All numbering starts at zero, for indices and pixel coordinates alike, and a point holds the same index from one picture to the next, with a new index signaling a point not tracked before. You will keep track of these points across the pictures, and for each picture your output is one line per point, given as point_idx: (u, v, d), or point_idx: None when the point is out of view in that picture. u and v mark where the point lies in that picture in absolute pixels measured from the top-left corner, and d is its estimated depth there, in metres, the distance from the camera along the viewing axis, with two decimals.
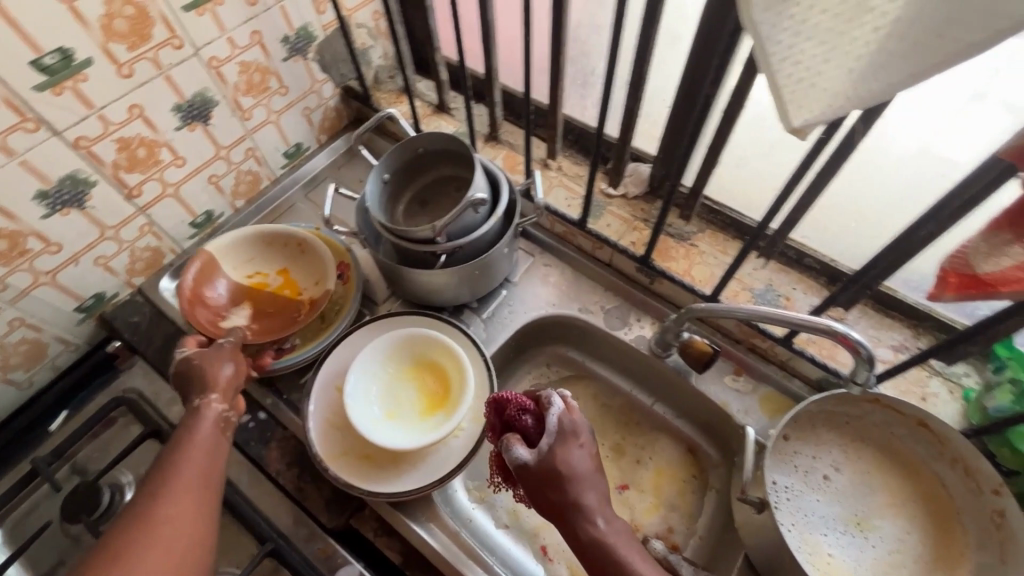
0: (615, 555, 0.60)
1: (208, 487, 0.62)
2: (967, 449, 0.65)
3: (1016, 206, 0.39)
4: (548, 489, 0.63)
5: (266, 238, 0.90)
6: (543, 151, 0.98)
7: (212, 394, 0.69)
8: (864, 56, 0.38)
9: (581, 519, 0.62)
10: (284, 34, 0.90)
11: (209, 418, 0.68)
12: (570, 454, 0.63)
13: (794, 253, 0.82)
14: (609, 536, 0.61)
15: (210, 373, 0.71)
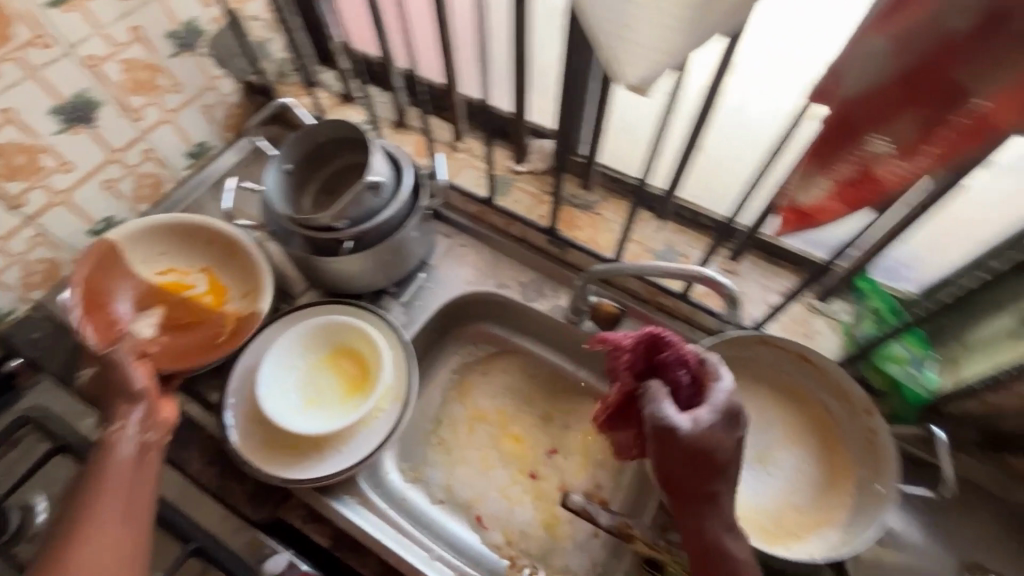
0: (721, 546, 0.55)
1: (133, 506, 0.60)
2: (841, 377, 0.71)
3: (820, 139, 0.43)
4: (688, 473, 0.53)
5: (185, 233, 0.87)
6: (449, 134, 0.99)
7: (122, 423, 0.64)
8: (671, 17, 0.42)
9: (709, 503, 0.55)
10: (169, 29, 0.87)
11: (124, 450, 0.62)
12: (727, 434, 0.53)
13: (688, 214, 0.84)
14: (724, 526, 0.56)
15: (121, 387, 0.66)
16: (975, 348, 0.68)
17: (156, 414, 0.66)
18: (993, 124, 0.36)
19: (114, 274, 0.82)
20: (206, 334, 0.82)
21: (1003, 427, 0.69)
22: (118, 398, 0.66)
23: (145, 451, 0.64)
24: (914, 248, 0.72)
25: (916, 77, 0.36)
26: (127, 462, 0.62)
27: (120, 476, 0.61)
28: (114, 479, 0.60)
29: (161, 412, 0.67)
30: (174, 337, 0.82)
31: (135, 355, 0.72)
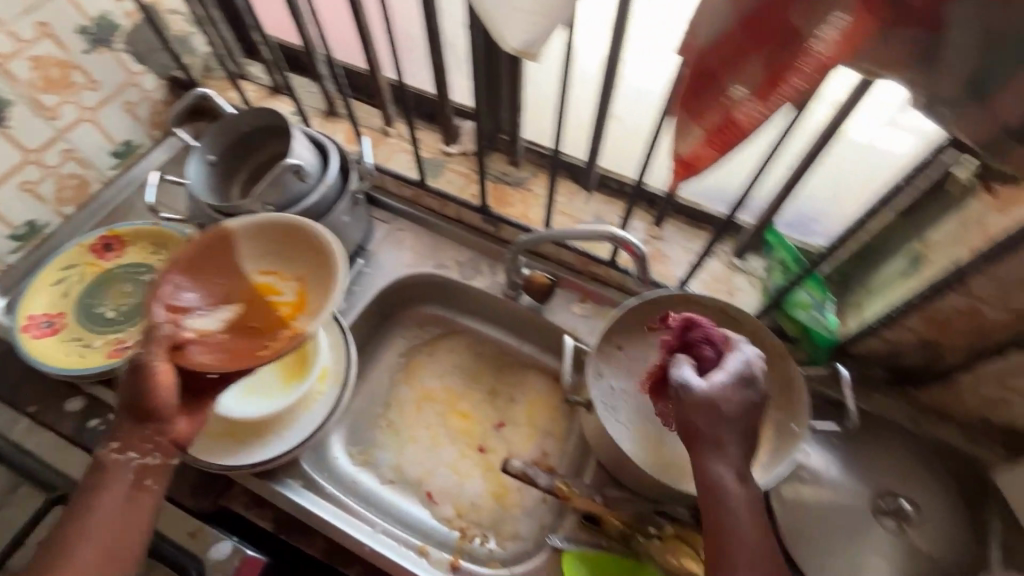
0: (722, 502, 0.53)
1: (130, 525, 0.59)
2: (756, 327, 0.75)
3: (688, 86, 0.45)
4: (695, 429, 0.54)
5: (289, 234, 0.75)
6: (379, 120, 1.00)
7: (115, 441, 0.60)
8: None
9: (713, 456, 0.54)
10: (80, 24, 0.86)
11: (118, 476, 0.60)
12: (733, 392, 0.55)
13: (615, 184, 0.87)
14: (732, 487, 0.53)
15: (134, 391, 0.59)
16: (874, 291, 0.74)
17: (165, 434, 0.61)
18: (827, 63, 0.40)
19: (212, 263, 0.70)
20: (254, 345, 0.67)
21: (904, 360, 0.75)
22: (126, 408, 0.60)
23: (138, 479, 0.60)
24: (821, 203, 0.76)
25: (758, 21, 0.40)
26: (121, 489, 0.60)
27: (110, 500, 0.59)
28: (107, 503, 0.59)
29: (175, 428, 0.62)
30: (233, 340, 0.67)
31: (259, 350, 0.66)
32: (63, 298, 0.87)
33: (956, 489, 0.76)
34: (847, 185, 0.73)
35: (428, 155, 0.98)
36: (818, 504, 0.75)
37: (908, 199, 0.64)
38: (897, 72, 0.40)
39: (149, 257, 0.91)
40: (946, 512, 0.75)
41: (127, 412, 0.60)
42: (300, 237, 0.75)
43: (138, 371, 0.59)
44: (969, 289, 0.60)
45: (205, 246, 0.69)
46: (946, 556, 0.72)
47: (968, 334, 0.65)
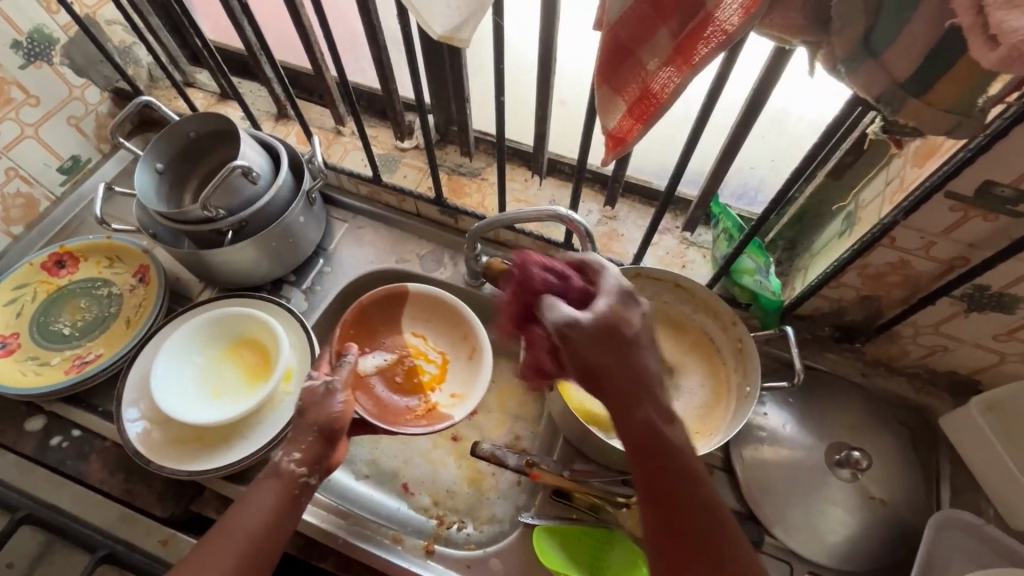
0: (670, 443, 0.48)
1: (271, 535, 0.60)
2: (707, 295, 0.77)
3: (604, 61, 0.47)
4: (600, 369, 0.48)
5: (450, 315, 0.86)
6: (331, 120, 1.01)
7: (298, 452, 0.64)
8: None
9: (639, 392, 0.48)
10: (13, 39, 0.84)
11: (283, 481, 0.63)
12: (629, 317, 0.50)
13: (567, 168, 0.90)
14: (665, 426, 0.48)
15: (323, 412, 0.66)
16: (816, 253, 0.77)
17: (327, 459, 0.65)
18: (727, 30, 0.41)
19: (383, 319, 0.86)
20: (399, 406, 0.81)
21: (849, 317, 0.78)
22: (316, 426, 0.66)
23: (299, 492, 0.63)
24: (761, 172, 0.81)
25: None
26: (281, 497, 0.62)
27: (270, 502, 0.61)
28: (266, 507, 0.61)
29: (332, 458, 0.66)
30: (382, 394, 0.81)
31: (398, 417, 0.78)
32: (17, 318, 0.86)
33: (904, 436, 0.80)
34: (783, 152, 0.77)
35: (382, 152, 0.98)
36: (778, 461, 0.78)
37: (836, 160, 0.67)
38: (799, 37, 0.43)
39: (104, 271, 0.90)
40: (897, 459, 0.79)
41: (306, 428, 0.65)
42: (454, 317, 0.86)
43: (335, 394, 0.68)
44: (895, 242, 0.63)
45: (386, 301, 0.86)
46: (899, 500, 0.76)
47: (903, 286, 0.69)
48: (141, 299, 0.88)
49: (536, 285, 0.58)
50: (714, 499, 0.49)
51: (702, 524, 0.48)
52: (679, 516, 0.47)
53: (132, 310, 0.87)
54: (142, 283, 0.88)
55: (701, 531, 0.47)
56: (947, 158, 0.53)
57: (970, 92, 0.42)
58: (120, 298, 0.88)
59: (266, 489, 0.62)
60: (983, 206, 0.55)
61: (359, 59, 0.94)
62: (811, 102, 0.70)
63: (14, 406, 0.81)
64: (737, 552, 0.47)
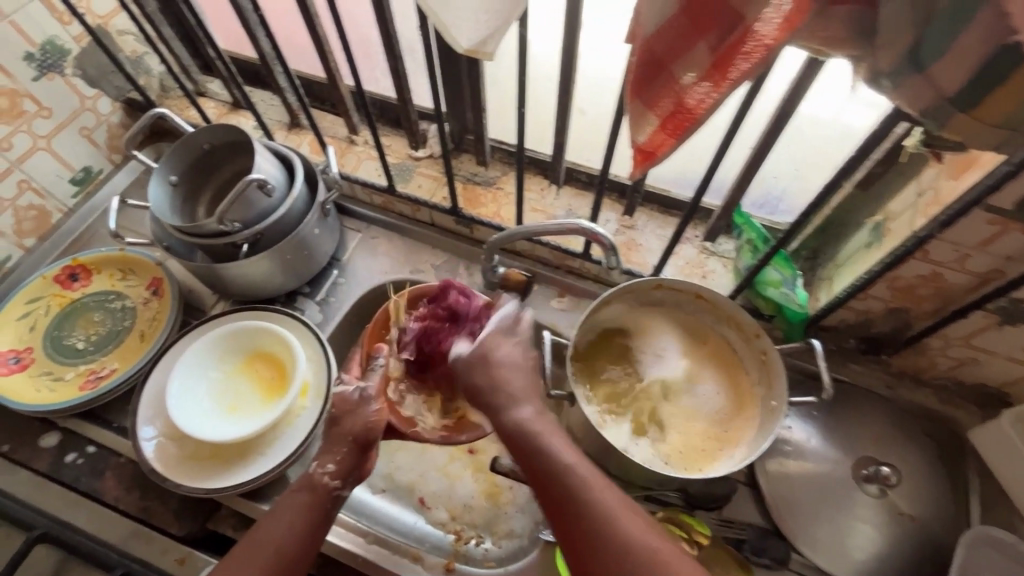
0: (537, 440, 0.58)
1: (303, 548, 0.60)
2: (730, 307, 0.75)
3: (637, 74, 0.45)
4: (475, 381, 0.63)
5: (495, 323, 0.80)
6: (344, 129, 1.00)
7: (331, 464, 0.64)
8: None
9: (504, 402, 0.61)
10: (25, 50, 0.84)
11: (315, 491, 0.63)
12: (504, 341, 0.66)
13: (584, 177, 0.89)
14: (532, 425, 0.59)
15: (357, 421, 0.67)
16: (841, 264, 0.75)
17: (359, 469, 0.66)
18: (768, 44, 0.40)
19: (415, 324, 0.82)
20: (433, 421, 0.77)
21: (874, 329, 0.77)
22: (350, 437, 0.67)
23: (329, 503, 0.63)
24: (784, 181, 0.79)
25: (698, 7, 0.40)
26: (314, 509, 0.62)
27: (299, 512, 0.61)
28: (298, 519, 0.61)
29: (363, 468, 0.67)
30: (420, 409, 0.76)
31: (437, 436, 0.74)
32: (31, 332, 0.85)
33: (931, 449, 0.79)
34: (810, 160, 0.76)
35: (396, 161, 0.97)
36: (803, 474, 0.77)
37: (866, 170, 0.66)
38: (840, 49, 0.41)
39: (117, 284, 0.89)
40: (925, 474, 0.77)
41: (340, 438, 0.66)
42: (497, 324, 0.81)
43: (368, 400, 0.69)
44: (928, 254, 0.62)
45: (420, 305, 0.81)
46: (928, 516, 0.74)
47: (935, 299, 0.67)
48: (155, 313, 0.87)
49: (451, 305, 0.77)
50: (589, 484, 0.54)
51: (578, 516, 0.53)
52: (560, 506, 0.54)
53: (146, 323, 0.86)
54: (156, 296, 0.88)
55: (575, 520, 0.53)
56: (987, 170, 0.51)
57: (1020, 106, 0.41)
58: (133, 310, 0.87)
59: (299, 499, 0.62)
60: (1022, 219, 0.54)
61: (373, 68, 0.93)
62: (842, 109, 0.69)
63: (28, 422, 0.80)
64: (614, 534, 0.52)
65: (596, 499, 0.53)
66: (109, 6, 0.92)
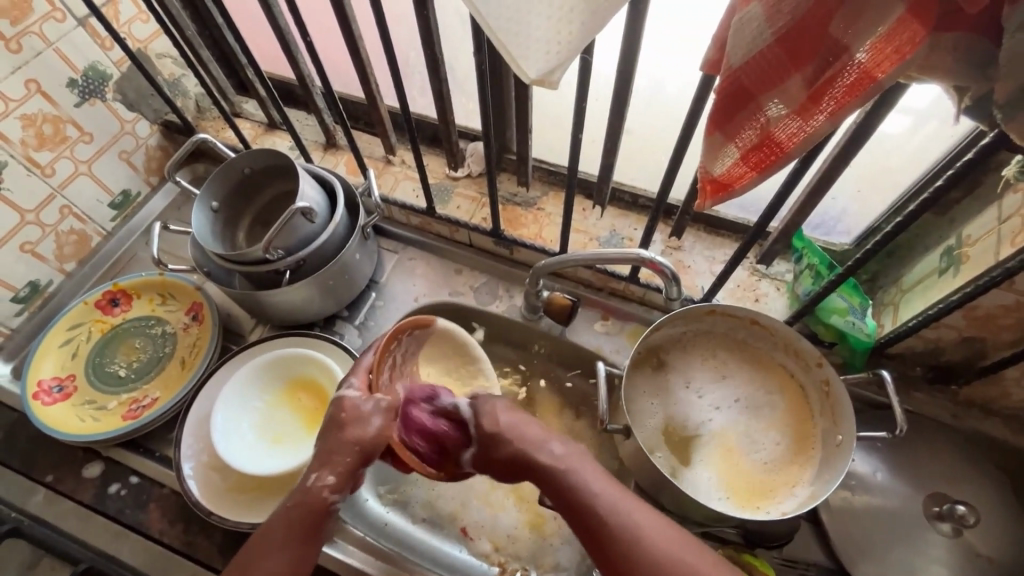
0: (569, 477, 0.55)
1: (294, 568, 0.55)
2: (789, 334, 0.72)
3: (719, 105, 0.43)
4: (492, 440, 0.59)
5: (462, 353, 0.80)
6: (381, 149, 0.98)
7: (331, 476, 0.57)
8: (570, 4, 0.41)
9: (531, 448, 0.57)
10: (69, 77, 0.83)
11: (312, 500, 0.57)
12: (496, 400, 0.63)
13: (629, 197, 0.87)
14: (554, 459, 0.56)
15: (364, 431, 0.58)
16: (908, 289, 0.71)
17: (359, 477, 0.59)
18: (874, 76, 0.37)
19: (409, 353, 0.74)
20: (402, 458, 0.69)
21: (944, 357, 0.73)
22: (356, 447, 0.58)
23: (324, 514, 0.57)
24: (844, 203, 0.76)
25: (796, 37, 0.37)
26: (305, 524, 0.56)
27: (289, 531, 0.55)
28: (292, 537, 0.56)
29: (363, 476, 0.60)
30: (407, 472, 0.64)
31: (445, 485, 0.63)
32: (73, 359, 0.85)
33: (1005, 484, 0.74)
34: (875, 180, 0.72)
35: (435, 181, 0.96)
36: (867, 510, 0.73)
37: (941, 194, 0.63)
38: (946, 79, 0.38)
39: (157, 309, 0.89)
40: (1003, 511, 0.72)
41: (342, 448, 0.58)
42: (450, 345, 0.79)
43: (379, 413, 0.60)
44: (1012, 285, 0.58)
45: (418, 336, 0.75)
46: (1010, 557, 0.70)
47: (1015, 329, 0.63)
48: (196, 338, 0.86)
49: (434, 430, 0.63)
50: (628, 516, 0.52)
51: (615, 537, 0.51)
52: (595, 533, 0.52)
53: (186, 350, 0.85)
54: (196, 321, 0.87)
55: (610, 542, 0.51)
56: None
57: None
58: (174, 336, 0.87)
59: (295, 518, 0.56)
60: None
61: (412, 88, 0.91)
62: (914, 127, 0.65)
63: (72, 452, 0.79)
64: (651, 554, 0.50)
65: (623, 523, 0.52)
66: (148, 30, 0.92)
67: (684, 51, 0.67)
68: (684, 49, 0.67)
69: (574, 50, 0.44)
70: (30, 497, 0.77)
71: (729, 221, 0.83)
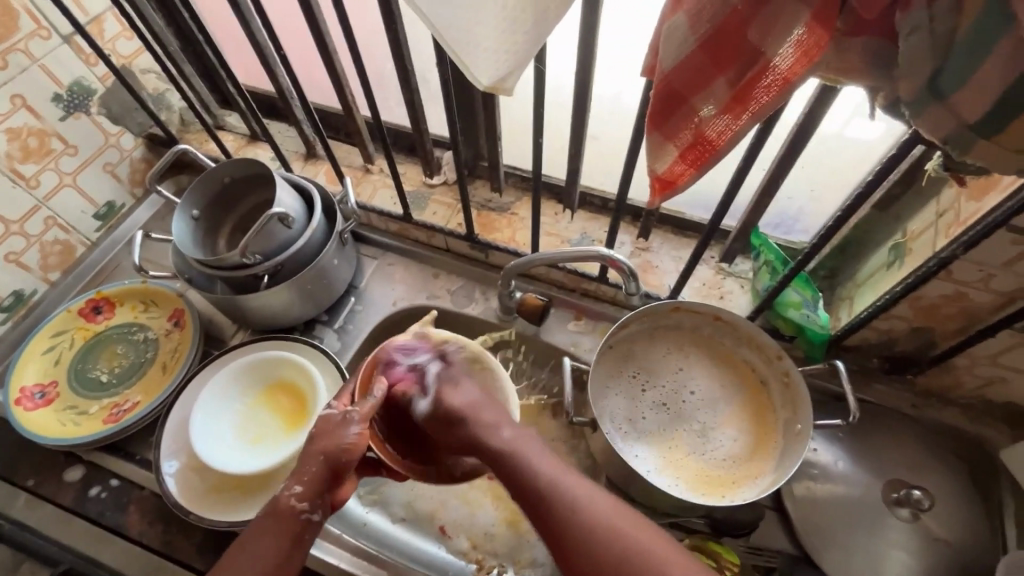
0: (517, 462, 0.56)
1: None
2: (749, 328, 0.75)
3: (656, 106, 0.46)
4: (452, 422, 0.62)
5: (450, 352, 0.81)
6: (360, 158, 1.01)
7: (298, 485, 0.59)
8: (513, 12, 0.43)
9: (484, 432, 0.60)
10: (53, 92, 0.86)
11: (283, 518, 0.58)
12: (459, 382, 0.67)
13: (598, 201, 0.90)
14: (507, 445, 0.58)
15: (335, 441, 0.61)
16: (862, 283, 0.74)
17: (330, 493, 0.60)
18: (790, 79, 0.41)
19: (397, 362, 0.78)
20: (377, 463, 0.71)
21: (899, 348, 0.76)
22: (322, 454, 0.60)
23: (302, 529, 0.58)
24: (800, 202, 0.79)
25: (716, 44, 0.41)
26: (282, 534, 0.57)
27: (272, 546, 0.57)
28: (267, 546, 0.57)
29: (335, 492, 0.62)
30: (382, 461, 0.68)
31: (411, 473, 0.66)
32: (56, 366, 0.86)
33: (963, 471, 0.77)
34: (828, 180, 0.75)
35: (411, 189, 0.99)
36: (830, 498, 0.76)
37: (884, 191, 0.67)
38: (857, 79, 0.42)
39: (140, 316, 0.91)
40: (959, 497, 0.75)
41: (311, 456, 0.61)
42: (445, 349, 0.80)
43: (350, 422, 0.62)
44: (951, 274, 0.61)
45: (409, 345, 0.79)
46: (965, 540, 0.72)
47: (959, 318, 0.66)
48: (177, 344, 0.88)
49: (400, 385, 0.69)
50: (579, 508, 0.52)
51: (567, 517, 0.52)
52: (540, 513, 0.53)
53: (168, 355, 0.87)
54: (177, 327, 0.89)
55: (557, 518, 0.52)
56: (1009, 193, 0.51)
57: None
58: (155, 342, 0.89)
59: (267, 529, 0.57)
60: None
61: (388, 99, 0.94)
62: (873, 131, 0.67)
63: (54, 457, 0.81)
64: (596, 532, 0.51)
65: (573, 509, 0.52)
66: (132, 46, 0.95)
67: (638, 60, 0.71)
68: (639, 58, 0.71)
69: (527, 55, 0.46)
70: (12, 502, 0.79)
71: (694, 221, 0.87)
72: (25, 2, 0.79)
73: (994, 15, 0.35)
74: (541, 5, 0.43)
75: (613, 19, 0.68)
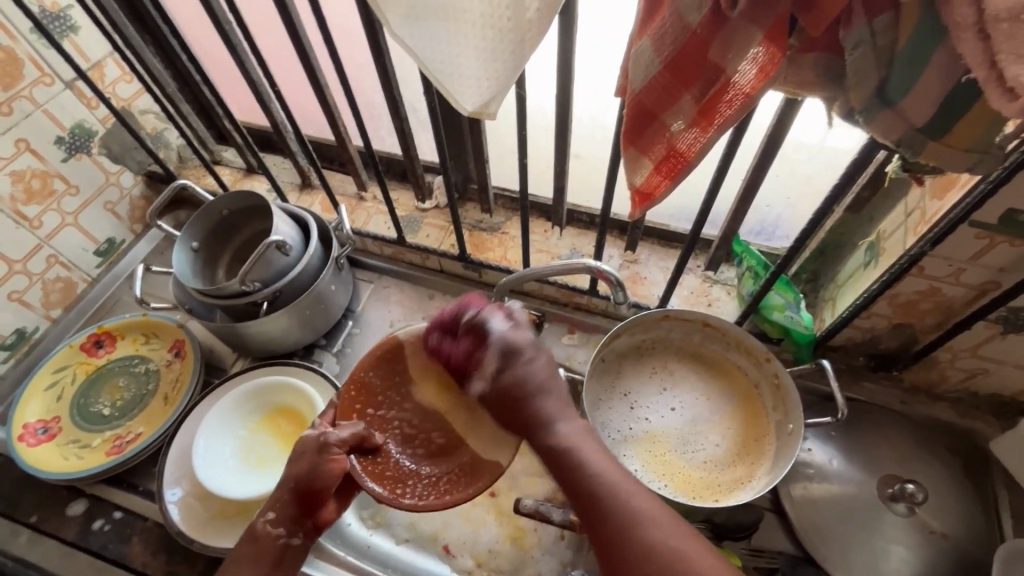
0: (575, 454, 0.53)
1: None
2: (738, 334, 0.78)
3: (629, 124, 0.49)
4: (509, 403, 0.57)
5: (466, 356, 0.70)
6: (354, 187, 1.05)
7: (271, 512, 0.60)
8: (492, 46, 0.47)
9: (540, 425, 0.56)
10: (57, 135, 0.90)
11: (267, 547, 0.58)
12: (525, 355, 0.58)
13: (585, 217, 0.93)
14: (564, 440, 0.54)
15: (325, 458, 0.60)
16: (842, 284, 0.77)
17: (309, 518, 0.60)
18: (748, 93, 0.43)
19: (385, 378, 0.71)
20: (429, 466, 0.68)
21: (882, 346, 0.78)
22: (292, 480, 0.60)
23: (281, 555, 0.58)
24: (777, 210, 0.83)
25: (680, 65, 0.44)
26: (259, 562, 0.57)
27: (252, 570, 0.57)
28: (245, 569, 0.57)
29: (316, 515, 0.61)
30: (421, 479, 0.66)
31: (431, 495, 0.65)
32: (58, 401, 0.87)
33: (956, 464, 0.78)
34: (803, 187, 0.79)
35: (404, 214, 1.01)
36: (829, 498, 0.76)
37: (854, 195, 0.70)
38: (813, 92, 0.45)
39: (141, 348, 0.92)
40: (952, 488, 0.76)
41: (284, 483, 0.60)
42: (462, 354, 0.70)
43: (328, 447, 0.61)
44: (923, 271, 0.64)
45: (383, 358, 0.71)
46: (960, 531, 0.73)
47: (935, 313, 0.69)
48: (178, 373, 0.89)
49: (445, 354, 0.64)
50: (623, 489, 0.51)
51: (624, 524, 0.49)
52: (602, 526, 0.50)
53: (169, 386, 0.88)
54: (178, 357, 0.90)
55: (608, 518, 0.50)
56: (967, 190, 0.54)
57: (988, 133, 0.44)
58: (157, 374, 0.90)
59: (242, 557, 0.58)
60: (1008, 232, 0.56)
61: (379, 129, 0.98)
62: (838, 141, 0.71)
63: (56, 492, 0.81)
64: (648, 543, 0.48)
65: (641, 510, 0.49)
66: (132, 89, 0.98)
67: (613, 83, 0.75)
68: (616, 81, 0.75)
69: (508, 83, 0.49)
70: (14, 539, 0.79)
71: (678, 233, 0.90)
72: (29, 52, 0.83)
73: (926, 30, 0.38)
74: (518, 37, 0.45)
75: (589, 45, 0.72)
